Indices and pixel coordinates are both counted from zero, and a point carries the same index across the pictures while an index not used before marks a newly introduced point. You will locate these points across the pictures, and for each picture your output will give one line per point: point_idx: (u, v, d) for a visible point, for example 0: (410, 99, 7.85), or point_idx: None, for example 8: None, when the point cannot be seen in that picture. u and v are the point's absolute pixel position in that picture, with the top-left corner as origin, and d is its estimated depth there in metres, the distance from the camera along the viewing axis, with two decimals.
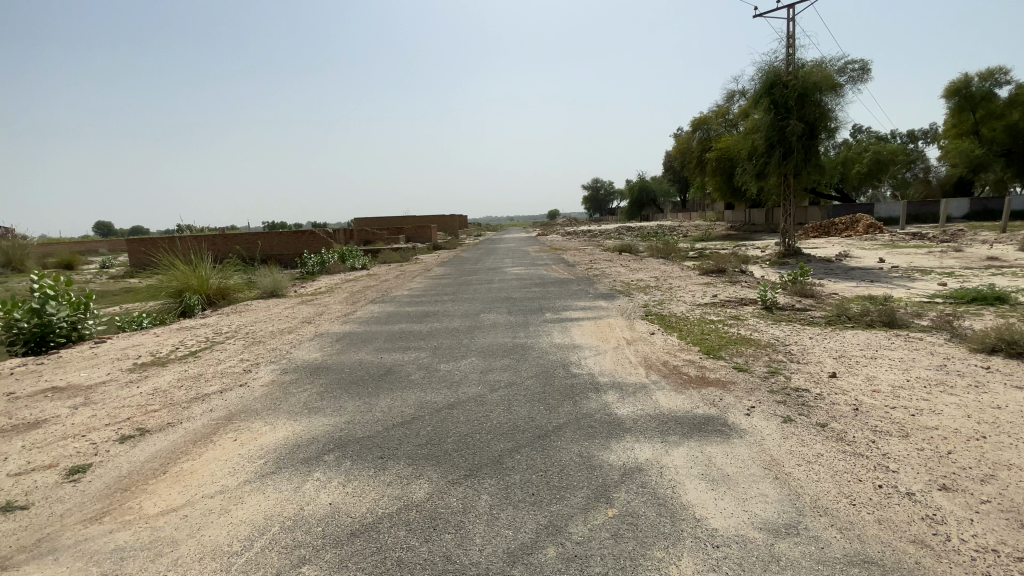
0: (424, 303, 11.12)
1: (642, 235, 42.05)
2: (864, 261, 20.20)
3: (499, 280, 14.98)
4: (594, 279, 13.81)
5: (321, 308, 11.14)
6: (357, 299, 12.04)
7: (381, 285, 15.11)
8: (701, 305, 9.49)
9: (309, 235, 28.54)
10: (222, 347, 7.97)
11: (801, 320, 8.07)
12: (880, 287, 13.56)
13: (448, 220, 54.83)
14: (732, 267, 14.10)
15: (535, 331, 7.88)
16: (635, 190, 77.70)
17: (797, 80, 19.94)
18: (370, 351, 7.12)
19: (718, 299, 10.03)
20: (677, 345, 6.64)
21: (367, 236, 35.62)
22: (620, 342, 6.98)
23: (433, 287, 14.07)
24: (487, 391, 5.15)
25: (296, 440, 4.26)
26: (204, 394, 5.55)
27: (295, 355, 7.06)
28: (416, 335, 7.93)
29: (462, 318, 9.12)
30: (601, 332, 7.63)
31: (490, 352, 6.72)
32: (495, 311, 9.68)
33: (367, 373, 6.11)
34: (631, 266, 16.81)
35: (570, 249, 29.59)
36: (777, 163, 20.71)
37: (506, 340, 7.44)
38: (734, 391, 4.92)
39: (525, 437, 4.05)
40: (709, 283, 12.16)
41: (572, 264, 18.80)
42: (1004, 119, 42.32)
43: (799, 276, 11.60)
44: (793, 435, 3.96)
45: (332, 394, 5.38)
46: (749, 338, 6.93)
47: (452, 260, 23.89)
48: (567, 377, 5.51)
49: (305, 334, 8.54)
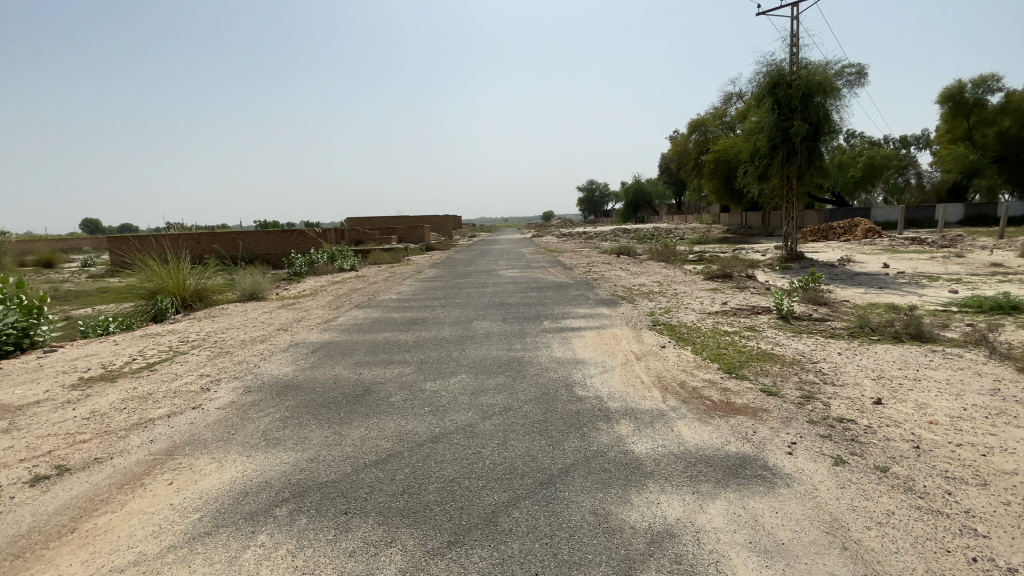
0: (412, 308, 10.35)
1: (638, 237, 41.49)
2: (868, 266, 19.67)
3: (493, 283, 14.24)
4: (594, 284, 13.10)
5: (302, 313, 10.34)
6: (341, 303, 11.23)
7: (369, 287, 14.33)
8: (712, 314, 8.80)
9: (298, 234, 27.65)
10: (185, 359, 7.17)
11: (823, 332, 7.37)
12: (891, 294, 12.94)
13: (442, 220, 54.04)
14: (737, 272, 13.45)
15: (532, 342, 7.14)
16: (630, 192, 77.30)
17: (801, 80, 19.38)
18: (348, 365, 6.35)
19: (729, 307, 9.35)
20: (692, 362, 5.93)
21: (358, 236, 34.75)
22: (628, 357, 6.25)
23: (424, 291, 13.31)
24: (480, 418, 4.39)
25: (244, 487, 3.51)
26: (147, 421, 4.91)
27: (263, 369, 6.29)
28: (401, 347, 7.14)
29: (453, 326, 8.35)
30: (606, 344, 6.90)
31: (483, 368, 5.94)
32: (490, 319, 8.92)
33: (341, 394, 5.31)
34: (631, 270, 16.14)
35: (566, 251, 28.89)
36: (780, 164, 20.14)
37: (501, 353, 6.67)
38: (767, 422, 4.20)
39: (524, 485, 3.30)
40: (715, 289, 11.50)
41: (569, 267, 18.10)
42: (996, 126, 42.15)
43: (811, 282, 10.93)
44: (851, 484, 3.25)
45: (296, 421, 4.61)
46: (771, 353, 6.23)
47: (445, 261, 23.13)
48: (571, 401, 4.76)
49: (280, 342, 7.77)
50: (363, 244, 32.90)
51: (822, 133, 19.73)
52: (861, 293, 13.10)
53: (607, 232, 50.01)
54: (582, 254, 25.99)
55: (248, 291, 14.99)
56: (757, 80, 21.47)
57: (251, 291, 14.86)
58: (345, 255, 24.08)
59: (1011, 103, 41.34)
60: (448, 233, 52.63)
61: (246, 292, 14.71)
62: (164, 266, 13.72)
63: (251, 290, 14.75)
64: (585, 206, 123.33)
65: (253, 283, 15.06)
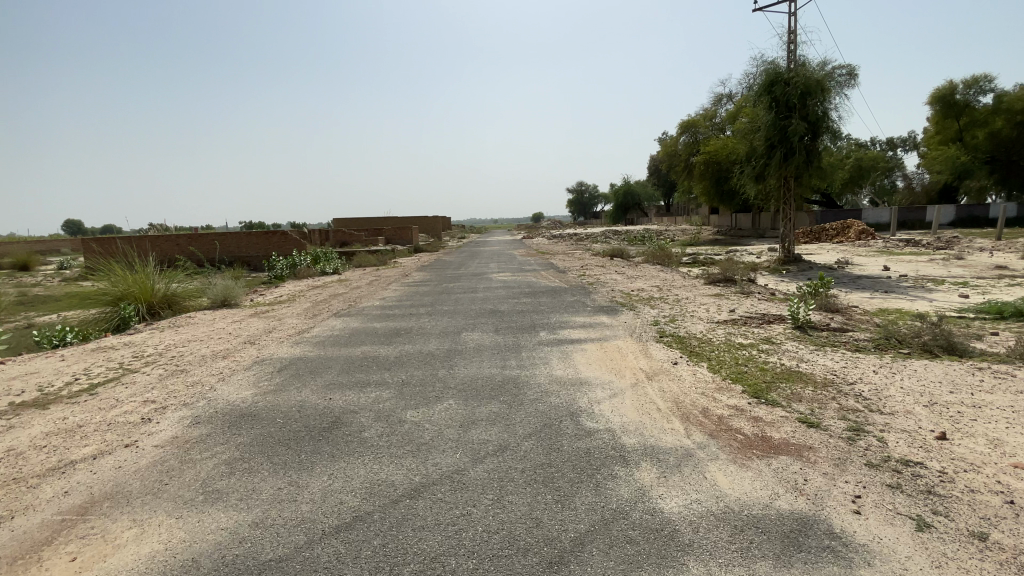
0: (395, 317, 9.52)
1: (630, 239, 40.95)
2: (867, 269, 19.24)
3: (483, 288, 13.47)
4: (590, 288, 12.38)
5: (275, 322, 9.47)
6: (318, 311, 10.36)
7: (352, 293, 13.48)
8: (721, 323, 8.11)
9: (281, 235, 26.61)
10: (133, 379, 6.26)
11: (847, 346, 6.73)
12: (900, 300, 12.42)
13: (430, 221, 53.11)
14: (740, 275, 12.83)
15: (528, 358, 6.37)
16: (621, 194, 77.00)
17: (799, 78, 18.89)
18: (317, 387, 5.52)
19: (738, 315, 8.68)
20: (713, 383, 5.20)
21: (344, 237, 33.73)
22: (637, 375, 5.52)
23: (410, 297, 12.45)
24: (470, 462, 3.61)
25: (163, 569, 2.69)
26: (68, 464, 4.05)
27: (219, 394, 5.44)
28: (380, 363, 6.32)
29: (439, 339, 7.55)
30: (611, 360, 6.15)
31: (472, 391, 5.15)
32: (481, 329, 8.11)
33: (305, 426, 4.48)
34: (627, 273, 15.44)
35: (557, 253, 28.22)
36: (778, 164, 19.61)
37: (493, 371, 5.86)
38: (820, 469, 3.50)
39: (528, 566, 2.53)
40: (720, 294, 10.84)
41: (562, 270, 17.40)
42: (987, 127, 42.40)
43: (821, 287, 10.34)
44: (948, 560, 2.54)
45: (245, 465, 3.78)
46: (799, 372, 5.53)
47: (433, 264, 22.31)
48: (578, 436, 3.99)
49: (245, 358, 6.91)
50: (348, 246, 31.91)
51: (822, 132, 19.24)
52: (869, 298, 12.57)
53: (597, 234, 49.46)
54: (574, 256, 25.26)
55: (219, 298, 13.84)
56: (754, 79, 20.96)
57: (224, 297, 13.73)
58: (329, 257, 23.15)
59: (1001, 104, 41.49)
60: (436, 235, 51.71)
61: (218, 300, 13.58)
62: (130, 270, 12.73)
63: (223, 297, 13.64)
64: (575, 207, 123.01)
65: (225, 289, 13.91)
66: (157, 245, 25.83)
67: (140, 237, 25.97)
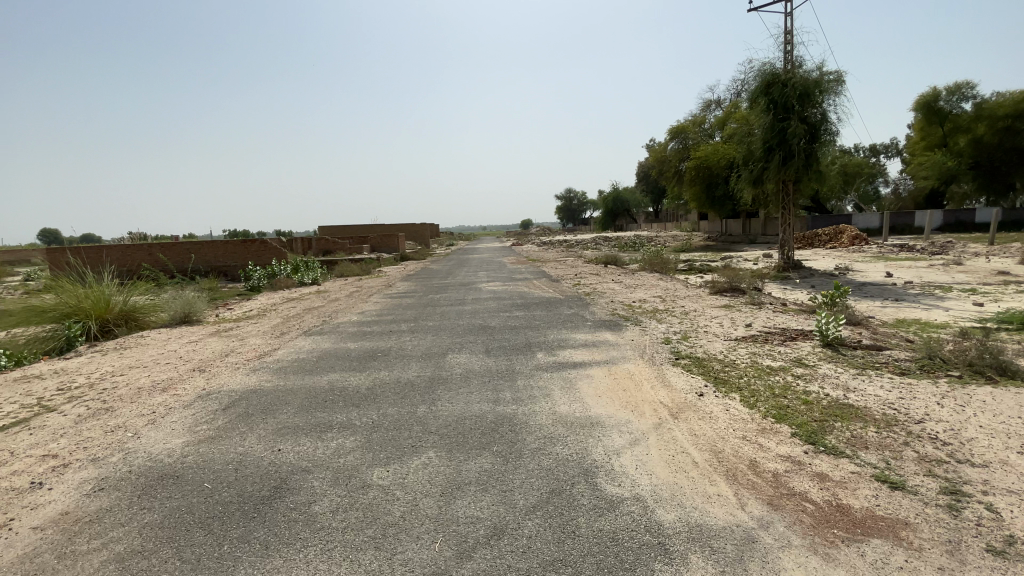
0: (372, 335, 8.47)
1: (622, 245, 40.25)
2: (868, 275, 18.60)
3: (472, 300, 12.46)
4: (588, 300, 11.44)
5: (236, 343, 8.37)
6: (287, 329, 9.27)
7: (328, 306, 12.38)
8: (740, 341, 7.20)
9: (259, 244, 25.40)
10: (45, 422, 5.17)
11: (891, 369, 5.85)
12: (915, 309, 11.66)
13: (418, 228, 52.27)
14: (746, 284, 11.98)
15: (524, 387, 5.37)
16: (609, 201, 76.63)
17: (797, 79, 18.23)
18: (265, 433, 4.47)
19: (756, 331, 7.78)
20: (753, 424, 4.26)
21: (326, 246, 32.46)
22: (659, 412, 4.56)
23: (392, 310, 11.40)
24: (453, 559, 2.60)
25: None
26: None
27: (139, 447, 4.38)
28: (349, 398, 5.27)
29: (421, 363, 6.52)
30: (624, 391, 5.18)
31: (458, 438, 4.14)
32: (469, 350, 7.10)
33: (240, 495, 3.44)
34: (624, 282, 14.57)
35: (548, 261, 27.31)
36: (777, 168, 18.94)
37: (483, 408, 4.83)
38: (931, 561, 2.56)
39: None
40: (730, 306, 9.97)
41: (555, 279, 16.46)
42: (970, 133, 42.29)
43: (839, 297, 9.50)
44: None
45: (142, 566, 2.74)
46: (851, 406, 4.61)
47: (419, 273, 21.24)
48: (598, 511, 3.00)
49: (189, 391, 5.83)
50: (331, 254, 30.75)
51: (820, 135, 18.60)
52: (882, 307, 11.79)
53: (587, 241, 48.73)
54: (567, 264, 24.47)
55: (180, 314, 12.51)
56: (750, 81, 20.34)
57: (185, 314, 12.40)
58: (309, 266, 21.99)
59: (981, 111, 41.49)
60: (425, 242, 50.75)
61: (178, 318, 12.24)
62: (84, 285, 11.52)
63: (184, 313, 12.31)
64: (564, 213, 122.82)
65: (187, 304, 12.60)
66: (126, 255, 24.44)
67: (108, 246, 24.55)
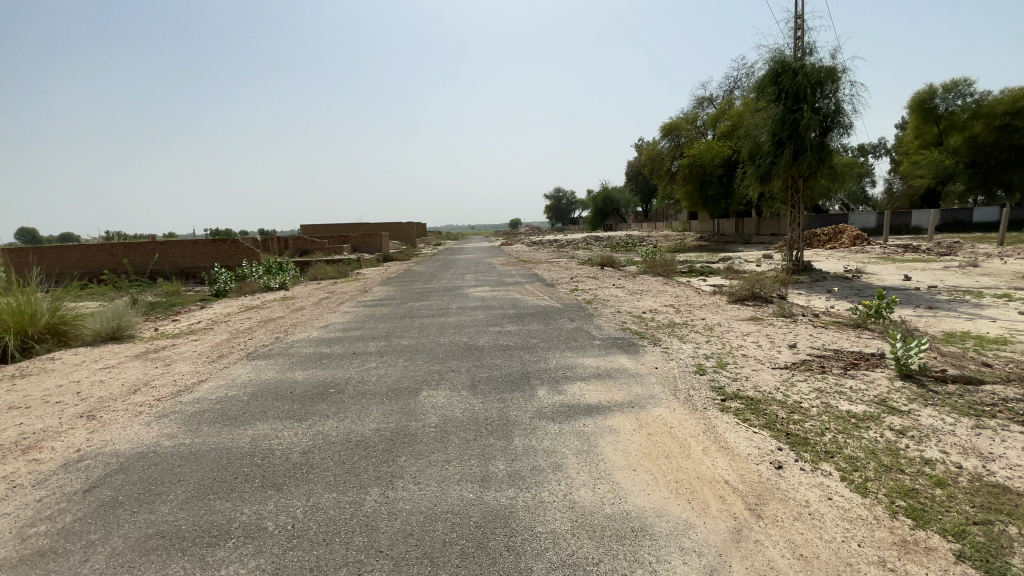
0: (330, 360, 6.79)
1: (614, 245, 38.83)
2: (882, 278, 17.38)
3: (457, 309, 10.83)
4: (591, 309, 9.90)
5: (157, 373, 6.62)
6: (227, 351, 7.52)
7: (291, 317, 10.67)
8: (794, 370, 5.72)
9: (230, 244, 23.63)
10: None
11: (1011, 415, 4.43)
12: (958, 319, 10.37)
13: (403, 228, 50.28)
14: (769, 291, 10.54)
15: (524, 452, 3.78)
16: (599, 200, 75.56)
17: (810, 67, 16.93)
18: (122, 553, 2.85)
19: (807, 356, 6.32)
20: (886, 533, 2.77)
21: (304, 245, 30.58)
22: (732, 506, 3.04)
23: (361, 323, 9.67)
24: None
25: None
26: None
27: None
28: (267, 474, 3.63)
29: (385, 406, 4.88)
30: (667, 458, 3.66)
31: (422, 568, 2.54)
32: (448, 384, 5.47)
33: None
34: (627, 287, 13.01)
35: (540, 262, 25.80)
36: (787, 163, 17.51)
37: (462, 497, 3.21)
38: None
39: None
40: (758, 318, 8.48)
41: (550, 283, 14.89)
42: (965, 131, 41.70)
43: (885, 308, 8.17)
44: None
45: None
46: (1011, 494, 3.15)
47: (400, 276, 19.56)
48: None
49: (53, 460, 4.13)
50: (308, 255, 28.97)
51: (833, 128, 17.31)
52: (921, 317, 10.45)
53: (578, 241, 47.25)
54: (560, 266, 22.86)
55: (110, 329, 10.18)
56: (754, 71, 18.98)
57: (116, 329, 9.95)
58: (281, 269, 20.12)
59: (978, 109, 40.97)
60: (411, 242, 48.81)
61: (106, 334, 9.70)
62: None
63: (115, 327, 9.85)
64: (553, 212, 121.22)
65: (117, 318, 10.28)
66: (86, 256, 22.50)
67: (65, 246, 22.58)
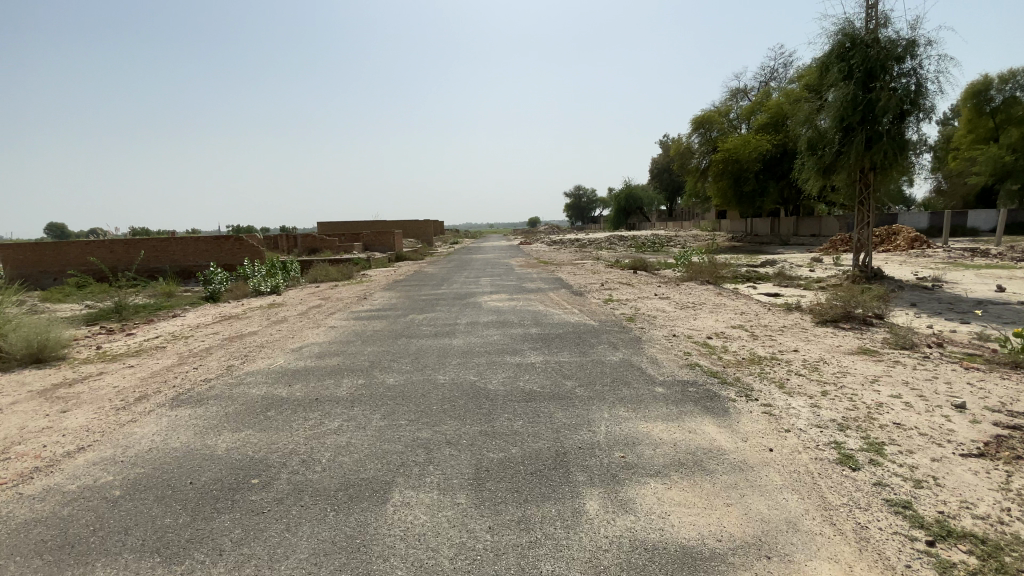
0: (280, 412, 4.74)
1: (642, 245, 36.39)
2: (970, 288, 14.70)
3: (465, 326, 8.71)
4: (638, 331, 7.68)
5: (39, 425, 4.68)
6: (152, 390, 5.57)
7: (265, 332, 8.71)
8: (1002, 461, 3.51)
9: (235, 240, 22.03)
10: None
11: None
12: None
13: (419, 227, 48.44)
14: (866, 309, 8.16)
15: None
16: (621, 199, 72.84)
17: (887, 40, 14.47)
18: None
19: (997, 428, 4.05)
20: None
21: (313, 243, 28.95)
22: None
23: (344, 345, 7.64)
24: None
25: None
26: None
27: None
28: None
29: (323, 533, 2.81)
30: None
31: None
32: (440, 478, 3.35)
33: None
34: (676, 299, 10.70)
35: (564, 265, 23.57)
36: (859, 152, 14.92)
37: None
38: None
39: None
40: (874, 353, 6.18)
41: (578, 292, 12.70)
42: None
43: None
44: None
45: None
46: None
47: (409, 279, 17.57)
48: None
49: None
50: (317, 254, 27.31)
51: (912, 112, 14.78)
52: None
53: (602, 240, 44.86)
54: (586, 269, 20.62)
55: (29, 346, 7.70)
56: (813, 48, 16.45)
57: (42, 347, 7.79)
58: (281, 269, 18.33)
59: None
60: (427, 241, 47.09)
61: (27, 352, 7.62)
62: None
63: (37, 345, 7.66)
64: (572, 210, 118.45)
65: (43, 330, 7.93)
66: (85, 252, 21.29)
67: (65, 242, 21.33)
